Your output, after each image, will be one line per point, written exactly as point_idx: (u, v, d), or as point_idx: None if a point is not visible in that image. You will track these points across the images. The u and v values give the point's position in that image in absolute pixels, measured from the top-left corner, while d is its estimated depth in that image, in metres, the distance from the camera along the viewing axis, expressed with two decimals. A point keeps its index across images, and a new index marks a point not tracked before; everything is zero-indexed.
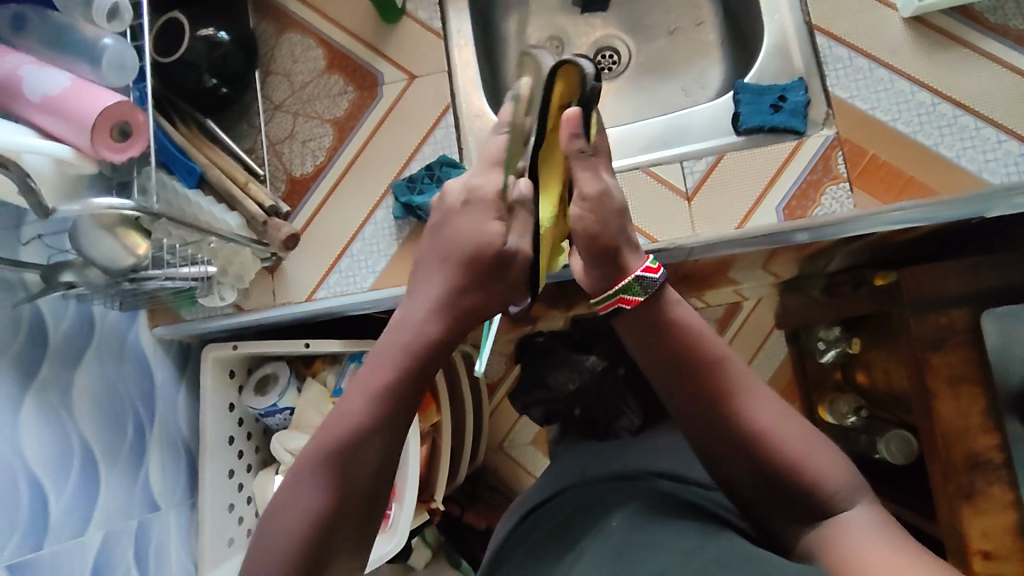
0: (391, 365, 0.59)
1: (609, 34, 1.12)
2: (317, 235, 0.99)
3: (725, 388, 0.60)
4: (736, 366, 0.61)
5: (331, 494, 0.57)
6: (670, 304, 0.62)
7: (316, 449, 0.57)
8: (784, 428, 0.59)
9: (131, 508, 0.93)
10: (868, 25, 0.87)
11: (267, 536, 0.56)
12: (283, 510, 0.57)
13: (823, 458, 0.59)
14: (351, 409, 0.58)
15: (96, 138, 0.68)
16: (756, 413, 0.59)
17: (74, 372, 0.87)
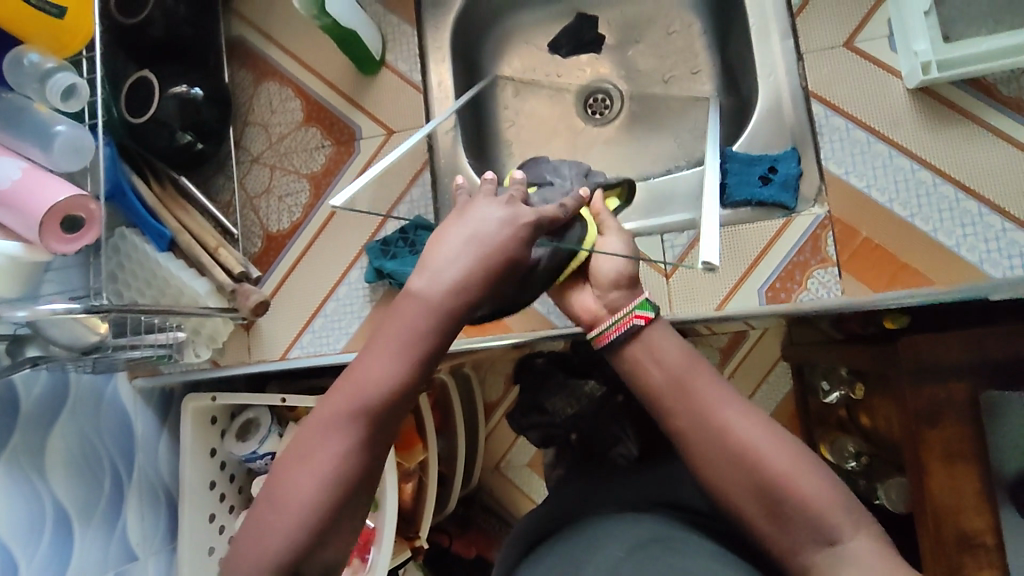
0: (411, 334, 0.54)
1: (601, 78, 1.07)
2: (292, 294, 0.97)
3: (713, 406, 0.54)
4: (707, 386, 0.55)
5: (352, 452, 0.52)
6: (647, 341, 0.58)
7: (336, 406, 0.52)
8: (778, 447, 0.52)
9: (107, 562, 0.94)
10: (868, 94, 0.81)
11: (276, 491, 0.51)
12: (295, 466, 0.51)
13: (814, 476, 0.51)
14: (372, 366, 0.53)
15: (45, 232, 0.67)
16: (743, 431, 0.52)
17: (47, 435, 0.88)
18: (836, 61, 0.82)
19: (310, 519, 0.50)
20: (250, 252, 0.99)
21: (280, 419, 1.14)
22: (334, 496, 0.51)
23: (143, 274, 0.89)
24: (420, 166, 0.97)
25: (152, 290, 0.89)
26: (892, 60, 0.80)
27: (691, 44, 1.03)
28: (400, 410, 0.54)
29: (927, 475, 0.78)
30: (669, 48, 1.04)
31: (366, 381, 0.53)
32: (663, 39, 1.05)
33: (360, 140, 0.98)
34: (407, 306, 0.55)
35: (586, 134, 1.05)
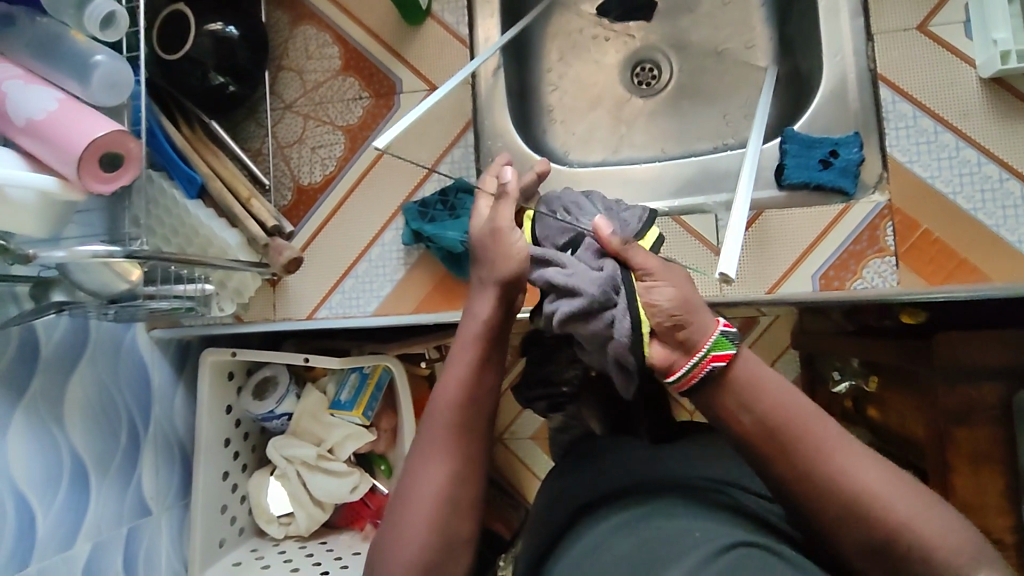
0: (475, 358, 0.64)
1: (651, 46, 1.03)
2: (324, 250, 0.94)
3: (821, 448, 0.51)
4: (816, 429, 0.51)
5: (453, 471, 0.60)
6: (753, 372, 0.53)
7: (431, 433, 0.61)
8: (892, 486, 0.50)
9: (121, 515, 0.92)
10: (940, 81, 0.78)
11: (395, 523, 0.58)
12: (408, 496, 0.59)
13: (934, 520, 0.49)
14: (453, 392, 0.62)
15: (83, 169, 0.63)
16: (853, 474, 0.50)
17: (66, 383, 0.85)
18: (909, 44, 0.79)
19: (428, 538, 0.57)
20: (280, 205, 0.95)
21: (296, 378, 1.15)
22: (447, 511, 0.58)
23: (170, 220, 0.83)
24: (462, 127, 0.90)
25: (179, 237, 0.84)
26: (967, 47, 0.78)
27: (747, 17, 1.00)
28: (485, 422, 0.63)
29: (953, 476, 0.78)
30: (724, 19, 1.00)
31: (451, 407, 0.61)
32: (718, 9, 1.01)
33: (401, 94, 0.93)
34: (468, 335, 0.65)
35: (631, 104, 1.02)
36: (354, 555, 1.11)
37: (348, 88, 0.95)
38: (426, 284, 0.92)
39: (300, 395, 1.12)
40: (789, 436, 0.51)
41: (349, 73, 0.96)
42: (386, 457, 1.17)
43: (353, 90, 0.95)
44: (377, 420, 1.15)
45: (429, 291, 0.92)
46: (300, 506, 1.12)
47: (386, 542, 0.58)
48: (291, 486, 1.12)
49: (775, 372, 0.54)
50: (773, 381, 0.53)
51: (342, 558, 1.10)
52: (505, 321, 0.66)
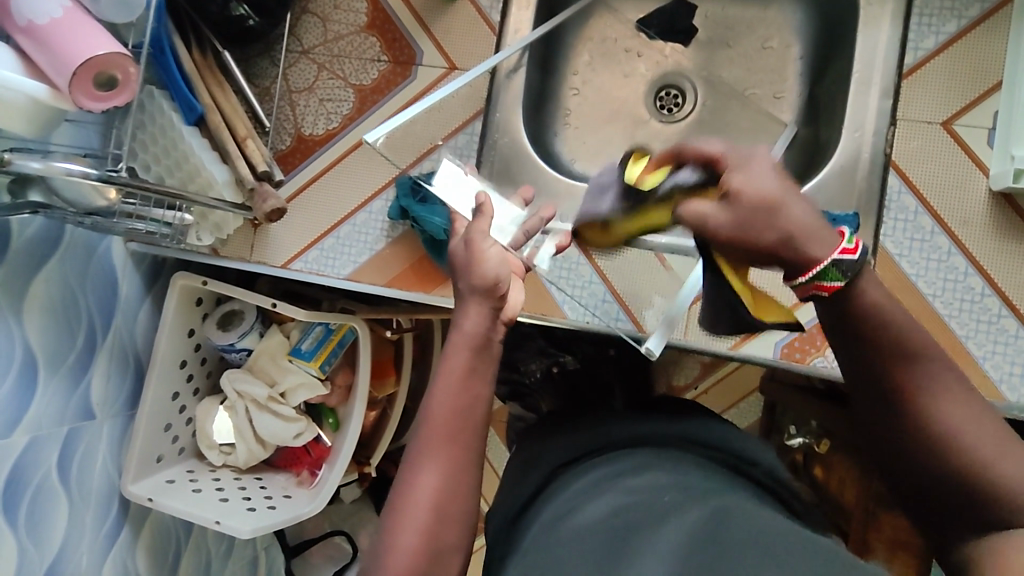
0: (462, 369, 0.66)
1: (680, 73, 1.01)
2: (311, 204, 0.93)
3: (910, 376, 0.53)
4: (923, 371, 0.52)
5: (447, 474, 0.62)
6: (864, 290, 0.53)
7: (424, 440, 0.64)
8: (977, 418, 0.51)
9: (65, 414, 0.94)
10: (949, 183, 0.77)
11: (391, 527, 0.61)
12: (400, 501, 0.62)
13: (1013, 459, 0.50)
14: (446, 402, 0.65)
15: (75, 85, 0.63)
16: (937, 399, 0.52)
17: (31, 279, 0.86)
18: (928, 138, 0.78)
19: (420, 544, 0.60)
20: (277, 149, 0.94)
21: (263, 318, 1.15)
22: (437, 516, 0.61)
23: (163, 142, 0.85)
24: (473, 113, 0.92)
25: (169, 159, 0.86)
26: (985, 155, 0.76)
27: (782, 66, 0.97)
28: (475, 426, 0.65)
29: None
30: (759, 62, 0.98)
31: (443, 419, 0.64)
32: (756, 52, 0.98)
33: (419, 67, 0.92)
34: (460, 344, 0.67)
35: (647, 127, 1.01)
36: (286, 498, 1.14)
37: (368, 47, 0.94)
38: (404, 260, 0.92)
39: (263, 334, 1.13)
40: (899, 371, 0.53)
41: (372, 31, 0.94)
42: (335, 411, 1.19)
43: (373, 49, 0.93)
44: (333, 374, 1.17)
45: (405, 268, 0.92)
46: (243, 439, 1.15)
47: (380, 545, 0.61)
48: (237, 419, 1.14)
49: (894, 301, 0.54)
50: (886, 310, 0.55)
51: (273, 498, 1.14)
52: (495, 329, 0.69)
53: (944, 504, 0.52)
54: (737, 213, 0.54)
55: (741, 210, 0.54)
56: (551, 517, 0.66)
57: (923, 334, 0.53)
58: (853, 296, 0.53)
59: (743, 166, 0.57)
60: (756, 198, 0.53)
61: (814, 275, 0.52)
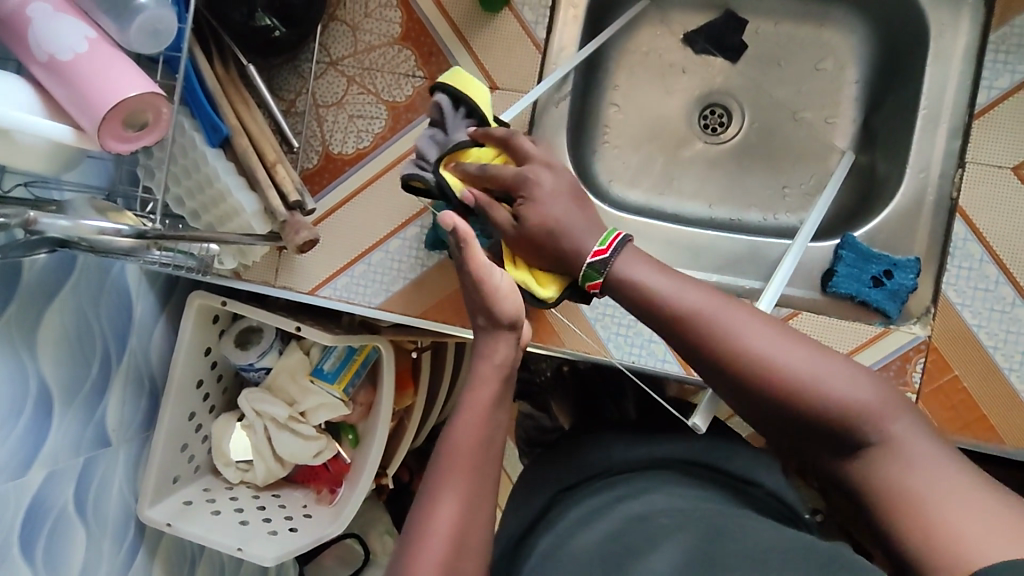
0: (489, 399, 0.61)
1: (728, 92, 0.96)
2: (340, 229, 0.88)
3: (707, 330, 0.54)
4: (713, 317, 0.55)
5: (468, 506, 0.56)
6: (623, 267, 0.62)
7: (445, 471, 0.57)
8: (787, 347, 0.52)
9: (80, 445, 0.90)
10: (1017, 232, 0.74)
11: (407, 561, 0.54)
12: (417, 533, 0.56)
13: (834, 375, 0.50)
14: (469, 431, 0.59)
15: (103, 128, 0.56)
16: (743, 339, 0.53)
17: (45, 310, 0.80)
18: (998, 184, 0.74)
19: None
20: (303, 168, 0.89)
21: (281, 334, 1.11)
22: (457, 550, 0.55)
23: (184, 161, 0.78)
24: None
25: (189, 181, 0.79)
26: None
27: (837, 89, 0.93)
28: (495, 462, 0.60)
29: None
30: (812, 84, 0.93)
31: (468, 449, 0.58)
32: (808, 73, 0.93)
33: None
34: (488, 374, 0.62)
35: (692, 149, 0.96)
36: (305, 518, 1.11)
37: (400, 60, 0.87)
38: (439, 291, 0.87)
39: (282, 352, 1.09)
40: (701, 321, 0.55)
41: (405, 42, 0.87)
42: (355, 427, 1.16)
43: (407, 62, 0.87)
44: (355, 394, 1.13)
45: (440, 300, 0.87)
46: (261, 459, 1.12)
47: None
48: (255, 438, 1.11)
49: (662, 267, 0.61)
50: (663, 277, 0.60)
51: (293, 518, 1.11)
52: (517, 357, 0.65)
53: (801, 439, 0.52)
54: (524, 232, 0.68)
55: (528, 227, 0.68)
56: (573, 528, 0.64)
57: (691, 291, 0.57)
58: (621, 278, 0.62)
59: (534, 181, 0.69)
60: (541, 224, 0.67)
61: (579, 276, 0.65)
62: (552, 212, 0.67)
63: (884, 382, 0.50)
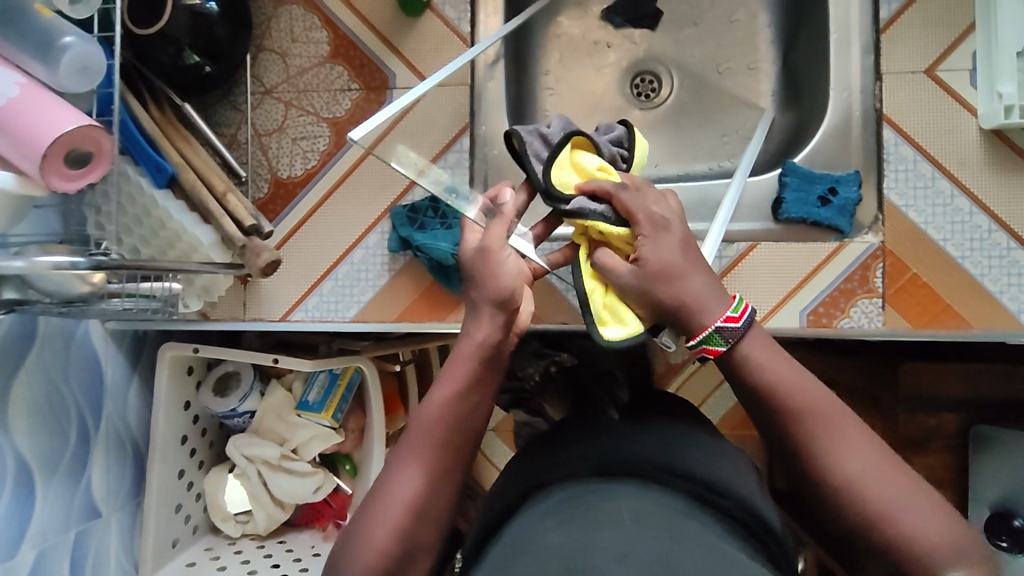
0: (467, 376, 0.61)
1: (652, 57, 1.00)
2: (301, 249, 0.88)
3: (810, 438, 0.55)
4: (824, 426, 0.55)
5: (427, 479, 0.58)
6: (753, 352, 0.58)
7: (414, 443, 0.59)
8: (881, 475, 0.53)
9: (69, 520, 0.86)
10: (941, 128, 0.78)
11: (365, 523, 0.57)
12: (378, 497, 0.58)
13: (921, 514, 0.52)
14: (438, 407, 0.60)
15: (47, 166, 0.56)
16: (845, 457, 0.54)
17: (12, 381, 0.78)
18: (915, 88, 0.79)
19: (388, 542, 0.55)
20: (255, 198, 0.89)
21: (261, 374, 1.09)
22: (413, 521, 0.57)
23: (133, 211, 0.78)
24: (459, 131, 0.86)
25: (141, 228, 0.79)
26: (971, 96, 0.78)
27: (752, 36, 0.97)
28: (469, 438, 0.61)
29: None
30: (728, 36, 0.98)
31: (434, 422, 0.59)
32: (723, 26, 0.98)
33: (394, 89, 0.88)
34: (465, 353, 0.62)
35: (629, 116, 0.99)
36: (315, 557, 1.08)
37: (332, 76, 0.89)
38: (410, 291, 0.87)
39: (264, 392, 1.08)
40: (800, 432, 0.56)
41: (335, 58, 0.89)
42: (351, 457, 1.15)
43: (340, 77, 0.89)
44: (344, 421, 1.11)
45: (413, 300, 0.87)
46: (260, 506, 1.08)
47: (349, 540, 0.57)
48: (251, 486, 1.08)
49: (784, 359, 0.58)
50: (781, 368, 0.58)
51: (303, 560, 1.07)
52: (509, 341, 0.64)
53: (863, 553, 0.55)
54: (638, 277, 0.59)
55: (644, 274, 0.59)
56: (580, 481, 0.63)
57: (810, 397, 0.56)
58: (737, 362, 0.58)
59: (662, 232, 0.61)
60: (659, 269, 0.59)
61: (698, 339, 0.57)
62: (670, 262, 0.59)
63: (960, 525, 0.52)
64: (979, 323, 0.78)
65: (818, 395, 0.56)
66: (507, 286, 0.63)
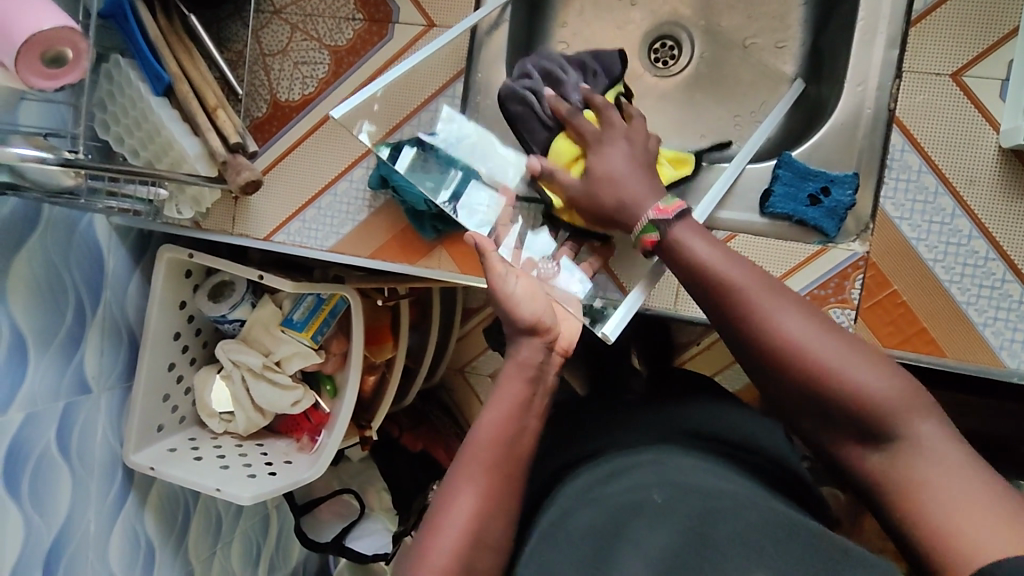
0: (520, 396, 0.64)
1: (676, 22, 0.95)
2: (289, 174, 0.91)
3: (746, 304, 0.55)
4: (753, 289, 0.56)
5: (482, 506, 0.59)
6: (680, 230, 0.64)
7: (472, 464, 0.60)
8: (818, 336, 0.53)
9: (59, 391, 0.94)
10: (954, 141, 0.72)
11: (421, 550, 0.57)
12: (433, 524, 0.59)
13: (866, 370, 0.51)
14: (494, 428, 0.62)
15: (21, 62, 0.60)
16: (781, 321, 0.54)
17: (13, 257, 0.85)
18: (936, 92, 0.73)
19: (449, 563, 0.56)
20: (252, 116, 0.91)
21: (254, 288, 1.15)
22: (473, 545, 0.57)
23: (134, 113, 0.82)
24: (454, 75, 0.88)
25: (140, 133, 0.83)
26: (997, 109, 0.71)
27: (785, 12, 0.91)
28: (521, 456, 0.63)
29: None
30: (760, 9, 0.92)
31: (489, 442, 0.61)
32: None
33: (396, 23, 0.87)
34: (514, 373, 0.65)
35: (642, 82, 0.95)
36: (286, 463, 1.15)
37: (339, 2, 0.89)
38: (387, 231, 0.89)
39: (255, 305, 1.14)
40: (737, 304, 0.56)
41: None
42: (333, 378, 1.18)
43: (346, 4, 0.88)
44: (327, 343, 1.16)
45: (388, 240, 0.89)
46: (242, 409, 1.16)
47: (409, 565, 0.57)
48: (234, 388, 1.15)
49: (714, 240, 0.62)
50: (715, 250, 0.61)
51: (274, 464, 1.15)
52: (550, 362, 0.68)
53: (828, 435, 0.53)
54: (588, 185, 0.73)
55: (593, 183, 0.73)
56: (614, 480, 0.62)
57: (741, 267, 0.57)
58: (675, 244, 0.63)
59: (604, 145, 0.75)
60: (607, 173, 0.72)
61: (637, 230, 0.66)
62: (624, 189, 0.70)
63: (905, 377, 0.50)
64: (956, 353, 0.73)
65: (750, 268, 0.58)
66: (533, 309, 0.68)
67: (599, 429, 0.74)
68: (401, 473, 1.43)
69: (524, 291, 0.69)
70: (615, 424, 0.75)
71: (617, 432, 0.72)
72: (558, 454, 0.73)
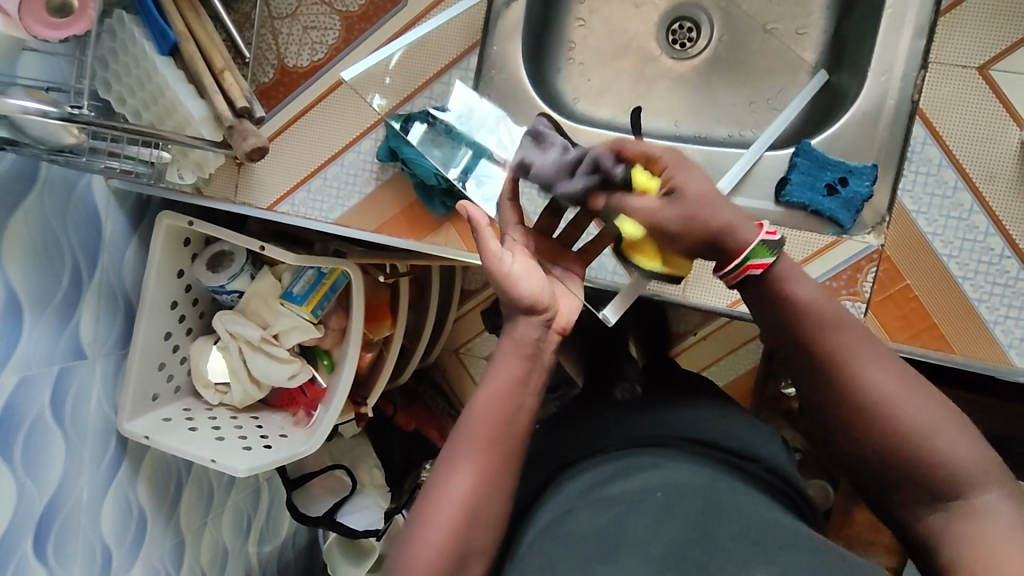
0: (517, 376, 0.61)
1: (694, 4, 0.93)
2: (296, 142, 0.88)
3: (832, 353, 0.53)
4: (852, 338, 0.54)
5: (479, 485, 0.58)
6: (784, 270, 0.58)
7: (469, 443, 0.59)
8: (907, 394, 0.51)
9: (54, 355, 0.93)
10: (977, 135, 0.71)
11: (418, 523, 0.57)
12: (431, 499, 0.58)
13: (953, 434, 0.50)
14: (494, 407, 0.59)
15: (25, 9, 0.62)
16: (870, 373, 0.52)
17: (9, 216, 0.83)
18: (961, 84, 0.72)
19: (446, 542, 0.55)
20: (258, 81, 0.89)
21: (253, 259, 1.14)
22: (469, 524, 0.56)
23: (137, 72, 0.79)
24: (467, 49, 0.86)
25: (143, 93, 0.80)
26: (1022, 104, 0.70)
27: None
28: (523, 437, 0.61)
29: None
30: None
31: (488, 422, 0.59)
32: None
33: None
34: (514, 351, 0.62)
35: (657, 64, 0.93)
36: (281, 437, 1.14)
37: None
38: (394, 206, 0.87)
39: (254, 276, 1.12)
40: (817, 342, 0.54)
41: None
42: (330, 353, 1.16)
43: None
44: (326, 318, 1.15)
45: (394, 215, 0.87)
46: (239, 380, 1.14)
47: (407, 539, 0.57)
48: (231, 360, 1.13)
49: (818, 283, 0.57)
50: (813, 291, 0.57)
51: (268, 437, 1.14)
52: (548, 339, 0.64)
53: (878, 479, 0.52)
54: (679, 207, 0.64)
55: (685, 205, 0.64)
56: (618, 464, 0.62)
57: (841, 318, 0.55)
58: (771, 280, 0.58)
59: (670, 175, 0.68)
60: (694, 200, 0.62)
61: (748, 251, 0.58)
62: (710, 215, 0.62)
63: (987, 450, 0.50)
64: (965, 350, 0.72)
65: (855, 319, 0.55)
66: (528, 286, 0.63)
67: (601, 414, 0.74)
68: (393, 451, 1.42)
69: (520, 269, 0.64)
70: (618, 409, 0.74)
71: (620, 418, 0.72)
72: (563, 437, 0.72)
